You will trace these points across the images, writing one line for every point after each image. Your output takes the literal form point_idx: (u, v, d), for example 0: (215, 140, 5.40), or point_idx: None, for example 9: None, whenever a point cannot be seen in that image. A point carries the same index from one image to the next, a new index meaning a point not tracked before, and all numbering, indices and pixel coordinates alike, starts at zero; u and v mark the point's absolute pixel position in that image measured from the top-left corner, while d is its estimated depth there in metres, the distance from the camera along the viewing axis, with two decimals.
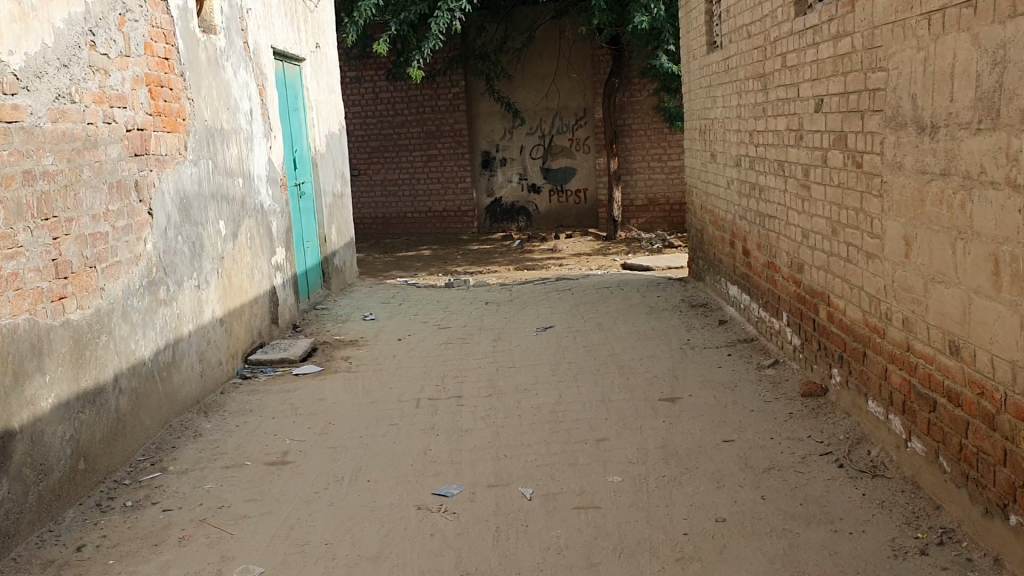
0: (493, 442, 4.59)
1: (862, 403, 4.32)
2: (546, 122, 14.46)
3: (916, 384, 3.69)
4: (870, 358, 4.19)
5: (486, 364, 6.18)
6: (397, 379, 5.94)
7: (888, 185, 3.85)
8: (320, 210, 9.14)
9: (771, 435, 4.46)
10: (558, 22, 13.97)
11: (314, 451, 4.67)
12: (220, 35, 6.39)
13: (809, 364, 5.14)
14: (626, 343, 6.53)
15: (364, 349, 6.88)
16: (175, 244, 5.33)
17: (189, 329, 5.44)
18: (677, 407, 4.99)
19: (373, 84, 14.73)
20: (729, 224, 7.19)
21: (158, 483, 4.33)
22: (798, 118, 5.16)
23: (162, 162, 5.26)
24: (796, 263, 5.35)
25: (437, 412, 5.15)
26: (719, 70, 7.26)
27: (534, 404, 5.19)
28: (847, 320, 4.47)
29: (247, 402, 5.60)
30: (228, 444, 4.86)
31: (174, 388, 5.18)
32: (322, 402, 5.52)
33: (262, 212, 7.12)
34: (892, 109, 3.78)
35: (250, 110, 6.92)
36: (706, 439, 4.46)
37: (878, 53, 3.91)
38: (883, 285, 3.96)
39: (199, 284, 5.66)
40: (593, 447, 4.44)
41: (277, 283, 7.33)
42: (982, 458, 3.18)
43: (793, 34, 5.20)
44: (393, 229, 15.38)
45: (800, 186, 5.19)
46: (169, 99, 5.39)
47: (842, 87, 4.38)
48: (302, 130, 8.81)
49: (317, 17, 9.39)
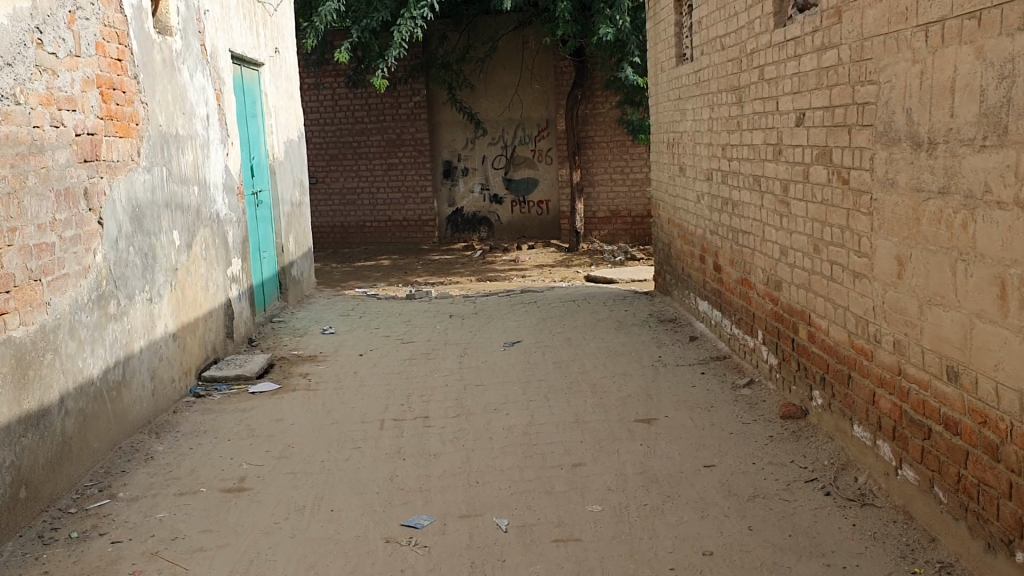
0: (464, 468, 4.38)
1: (846, 427, 4.17)
2: (508, 132, 14.30)
3: (908, 410, 3.54)
4: (855, 380, 4.05)
5: (453, 382, 5.95)
6: (359, 398, 5.70)
7: (879, 202, 3.71)
8: (277, 219, 8.85)
9: (752, 460, 4.30)
10: (521, 32, 13.83)
11: (274, 476, 4.43)
12: (177, 37, 6.12)
13: (787, 385, 5.00)
14: (596, 359, 6.36)
15: (323, 366, 6.62)
16: (126, 256, 5.05)
17: (140, 345, 5.15)
18: (654, 429, 4.82)
19: (332, 90, 14.46)
20: (699, 238, 7.06)
21: (107, 511, 4.05)
22: (777, 132, 5.03)
23: (113, 169, 4.98)
24: (773, 280, 5.20)
25: (403, 434, 4.93)
26: (689, 82, 7.14)
27: (505, 425, 4.99)
28: (830, 341, 4.32)
29: (202, 423, 5.33)
30: (182, 468, 4.59)
31: (124, 407, 4.89)
32: (280, 423, 5.26)
33: (218, 221, 6.84)
34: (884, 123, 3.64)
35: (206, 115, 6.64)
36: (686, 464, 4.30)
37: (868, 65, 3.78)
38: (872, 305, 3.82)
39: (151, 297, 5.38)
40: (569, 473, 4.25)
41: (232, 295, 7.04)
42: (983, 490, 3.03)
43: (771, 45, 5.07)
44: (351, 238, 15.10)
45: (779, 201, 5.05)
46: (121, 102, 5.12)
47: (827, 101, 4.24)
48: (260, 137, 8.51)
49: (276, 21, 9.12)
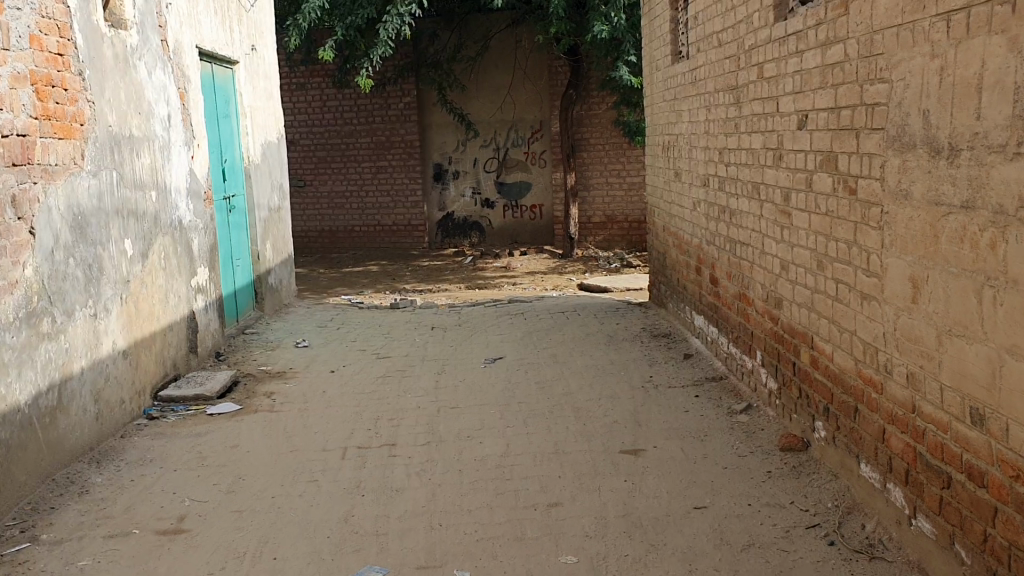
0: (427, 507, 3.95)
1: (852, 465, 3.74)
2: (500, 134, 13.89)
3: (924, 452, 3.10)
4: (863, 414, 3.61)
5: (427, 404, 5.52)
6: (324, 421, 5.27)
7: (891, 215, 3.27)
8: (252, 226, 8.40)
9: (747, 501, 3.86)
10: (514, 31, 13.42)
11: (218, 515, 3.99)
12: (132, 31, 5.70)
13: (787, 413, 4.57)
14: (582, 379, 5.93)
15: (291, 384, 6.19)
16: (63, 269, 4.61)
17: (81, 366, 4.72)
18: (641, 462, 4.39)
19: (320, 90, 14.04)
20: (694, 249, 6.63)
21: (25, 558, 3.62)
22: (777, 135, 4.60)
23: (50, 173, 4.55)
24: (773, 297, 4.77)
25: (365, 466, 4.49)
26: (685, 82, 6.70)
27: (477, 455, 4.56)
28: (835, 368, 3.89)
29: (149, 450, 4.90)
30: (118, 505, 4.16)
31: (59, 436, 4.46)
32: (235, 451, 4.83)
33: (181, 228, 6.41)
34: (896, 127, 3.21)
35: (167, 115, 6.21)
36: (673, 506, 3.86)
37: (878, 61, 3.35)
38: (882, 332, 3.38)
39: (96, 313, 4.94)
40: (543, 515, 3.83)
41: (197, 308, 6.61)
42: (1015, 556, 2.60)
43: (771, 41, 4.65)
44: (340, 242, 14.66)
45: (779, 212, 4.62)
46: (62, 101, 4.70)
47: (832, 101, 3.81)
48: (234, 139, 8.08)
49: (253, 18, 8.69)
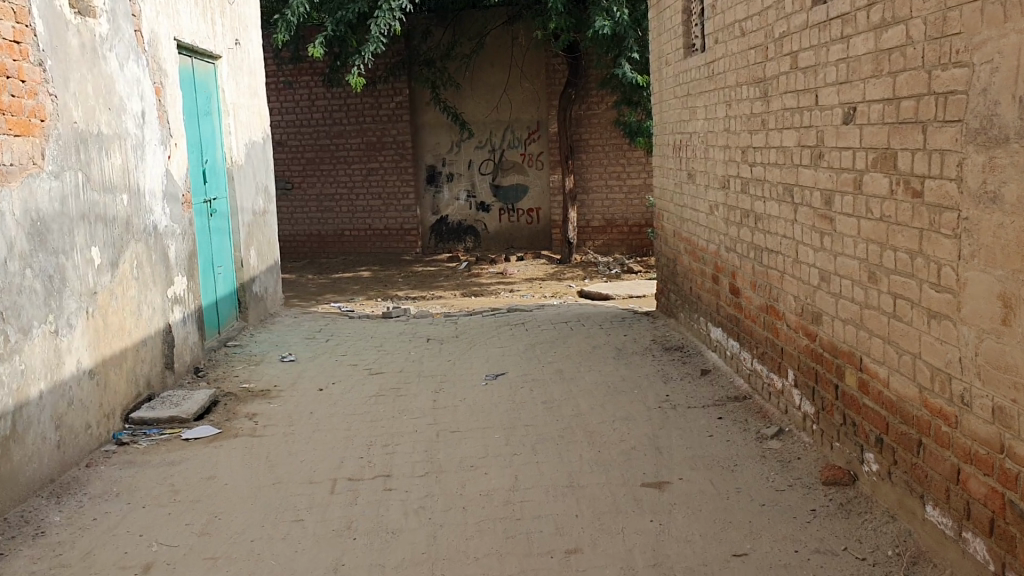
0: (428, 554, 3.47)
1: (915, 507, 3.28)
2: (496, 135, 13.43)
3: (1016, 501, 2.65)
4: (929, 450, 3.15)
5: (424, 428, 5.03)
6: (312, 447, 4.78)
7: (972, 222, 2.81)
8: (235, 230, 7.90)
9: (794, 547, 3.39)
10: (510, 28, 12.96)
11: (190, 562, 3.51)
12: (101, 19, 5.20)
13: (827, 440, 4.11)
14: (594, 398, 5.45)
15: (275, 404, 5.68)
16: (19, 281, 4.11)
17: (39, 389, 4.22)
18: (667, 497, 3.91)
19: (308, 90, 13.59)
20: (711, 256, 6.18)
21: None
22: (815, 132, 4.15)
23: (5, 173, 4.06)
24: (809, 311, 4.32)
25: (357, 502, 4.01)
26: (700, 76, 6.24)
27: (483, 489, 4.08)
28: (891, 396, 3.42)
29: (115, 481, 4.40)
30: (75, 550, 3.65)
31: (13, 469, 3.96)
32: (212, 483, 4.34)
33: (156, 234, 5.90)
34: (980, 118, 2.74)
35: (141, 111, 5.72)
36: (708, 554, 3.38)
37: (953, 42, 2.89)
38: (958, 357, 2.92)
39: (58, 329, 4.45)
40: (561, 564, 3.35)
41: (174, 320, 6.11)
42: None
43: (807, 27, 4.19)
44: (329, 246, 14.18)
45: (818, 216, 4.16)
46: (18, 94, 4.20)
47: (888, 91, 3.35)
48: (215, 138, 7.58)
49: (236, 10, 8.20)
